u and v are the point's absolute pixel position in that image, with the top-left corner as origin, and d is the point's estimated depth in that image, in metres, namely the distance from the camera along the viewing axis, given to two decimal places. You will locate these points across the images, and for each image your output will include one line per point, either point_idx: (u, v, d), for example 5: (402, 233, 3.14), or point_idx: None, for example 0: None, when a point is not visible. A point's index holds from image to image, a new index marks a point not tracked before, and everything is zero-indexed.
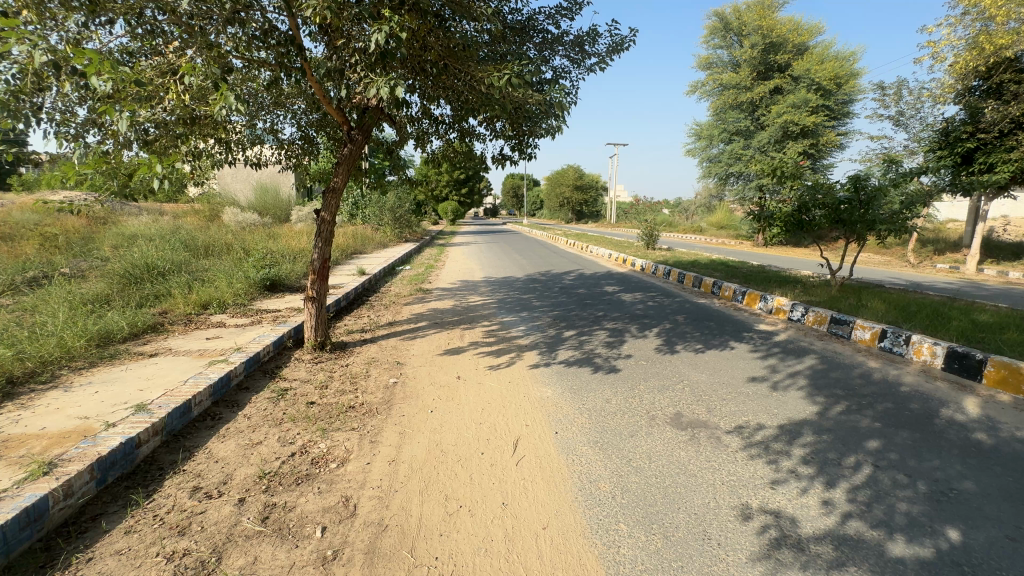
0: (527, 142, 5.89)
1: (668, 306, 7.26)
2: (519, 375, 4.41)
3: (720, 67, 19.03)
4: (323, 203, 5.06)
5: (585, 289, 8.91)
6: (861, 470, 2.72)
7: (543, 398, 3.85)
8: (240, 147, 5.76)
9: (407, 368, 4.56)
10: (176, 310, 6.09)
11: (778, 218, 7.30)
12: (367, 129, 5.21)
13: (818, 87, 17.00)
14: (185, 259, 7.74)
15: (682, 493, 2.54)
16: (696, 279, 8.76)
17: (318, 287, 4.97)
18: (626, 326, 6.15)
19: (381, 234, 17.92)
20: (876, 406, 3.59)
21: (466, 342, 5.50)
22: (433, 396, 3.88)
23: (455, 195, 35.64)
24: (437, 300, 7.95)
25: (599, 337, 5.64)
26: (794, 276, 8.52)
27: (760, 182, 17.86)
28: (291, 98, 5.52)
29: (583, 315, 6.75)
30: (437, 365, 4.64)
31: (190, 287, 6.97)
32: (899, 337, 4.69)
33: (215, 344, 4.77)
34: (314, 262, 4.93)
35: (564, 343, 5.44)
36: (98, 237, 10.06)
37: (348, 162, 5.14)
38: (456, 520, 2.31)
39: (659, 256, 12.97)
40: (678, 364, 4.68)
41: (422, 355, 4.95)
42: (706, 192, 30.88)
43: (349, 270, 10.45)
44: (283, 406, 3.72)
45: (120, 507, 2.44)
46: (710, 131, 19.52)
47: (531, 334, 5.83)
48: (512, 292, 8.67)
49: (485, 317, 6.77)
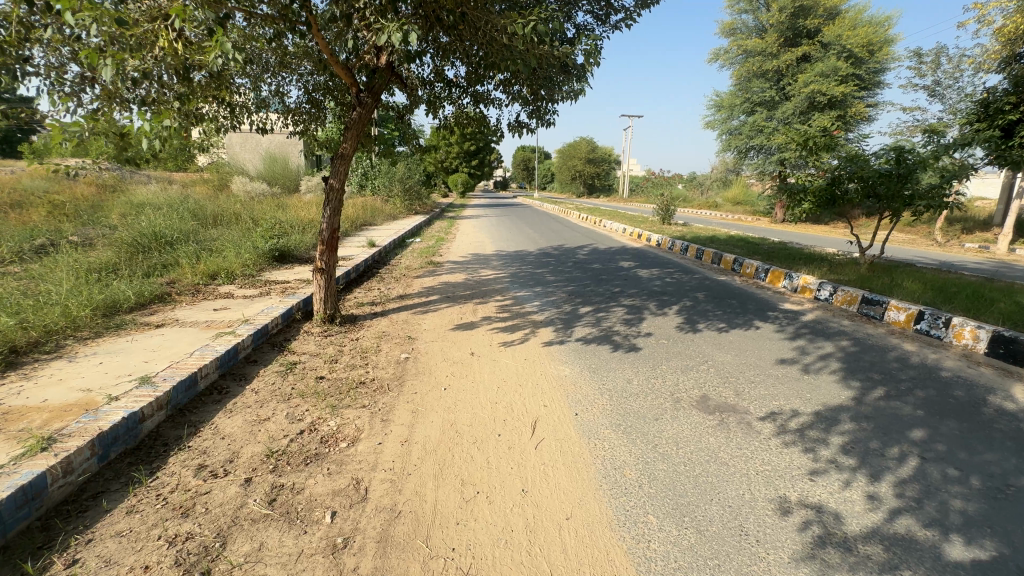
0: (545, 109, 5.59)
1: (687, 283, 7.01)
2: (536, 352, 4.24)
3: (745, 33, 18.10)
4: (331, 170, 4.82)
5: (600, 264, 8.67)
6: (907, 462, 2.53)
7: (562, 377, 3.68)
8: (246, 109, 5.52)
9: (419, 343, 4.41)
10: (184, 280, 5.97)
11: (811, 193, 6.87)
12: (376, 92, 4.92)
13: (849, 55, 16.17)
14: (192, 228, 7.61)
15: (713, 482, 2.37)
16: (716, 255, 8.46)
17: (327, 259, 4.80)
18: (645, 302, 5.94)
19: (391, 206, 17.69)
20: (916, 392, 3.37)
21: (479, 317, 5.32)
22: (447, 372, 3.73)
23: (465, 166, 35.12)
24: (448, 273, 7.77)
25: (617, 314, 5.44)
26: (819, 252, 8.20)
27: (782, 156, 17.23)
28: (297, 58, 5.23)
29: (599, 291, 6.53)
30: (450, 341, 4.48)
31: (198, 257, 6.85)
32: (938, 320, 4.43)
33: (223, 315, 4.66)
34: (322, 232, 4.77)
35: (581, 320, 5.24)
36: (107, 205, 9.94)
37: (358, 127, 4.86)
38: (474, 507, 2.18)
39: (675, 231, 12.61)
40: (701, 344, 4.48)
41: (434, 330, 4.79)
42: (723, 166, 30.02)
43: (358, 242, 10.26)
44: (291, 380, 3.60)
45: (121, 485, 2.33)
46: (731, 102, 18.78)
47: (546, 309, 5.65)
48: (525, 266, 8.44)
49: (498, 291, 6.56)
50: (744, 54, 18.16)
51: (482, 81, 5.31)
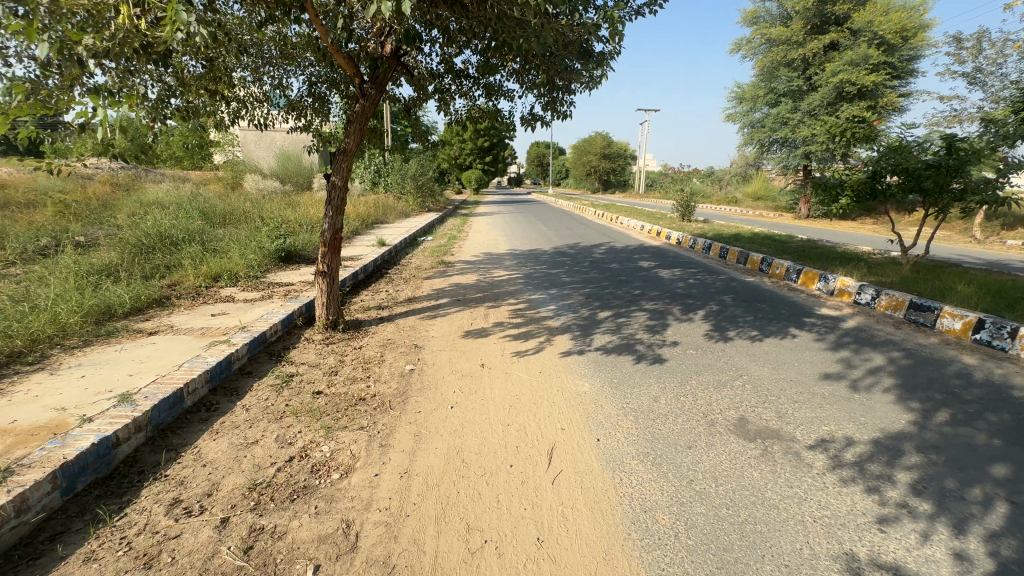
0: (561, 101, 5.25)
1: (713, 285, 6.58)
2: (551, 364, 3.89)
3: (768, 21, 17.38)
4: (333, 167, 4.53)
5: (618, 264, 8.27)
6: (994, 509, 2.12)
7: (581, 394, 3.33)
8: (245, 101, 5.24)
9: (425, 353, 4.09)
10: (186, 282, 5.77)
11: (849, 187, 6.35)
12: (381, 82, 4.60)
13: (881, 42, 15.42)
14: (199, 227, 7.44)
15: (763, 532, 2.01)
16: (742, 255, 8.01)
17: (330, 262, 4.54)
18: (669, 307, 5.55)
19: (403, 203, 17.49)
20: (987, 416, 2.94)
21: (491, 323, 4.98)
22: (455, 388, 3.40)
23: (479, 162, 34.84)
24: (459, 274, 7.46)
25: (639, 320, 5.06)
26: (854, 252, 7.69)
27: (808, 149, 16.58)
28: (299, 48, 4.95)
29: (619, 294, 6.15)
30: (458, 350, 4.15)
31: (202, 258, 6.64)
32: (1002, 329, 3.97)
33: (220, 320, 4.41)
34: (324, 232, 4.50)
35: (599, 326, 4.87)
36: (117, 204, 9.84)
37: (360, 120, 4.52)
38: (480, 560, 1.86)
39: (696, 228, 12.11)
40: (733, 355, 4.09)
41: (443, 338, 4.47)
42: (743, 160, 29.22)
43: (369, 240, 10.03)
44: (286, 396, 3.31)
45: (84, 525, 2.07)
46: (754, 93, 18.14)
47: (562, 314, 5.29)
48: (539, 266, 8.10)
49: (512, 293, 6.23)
50: (768, 43, 17.43)
51: (494, 69, 4.95)
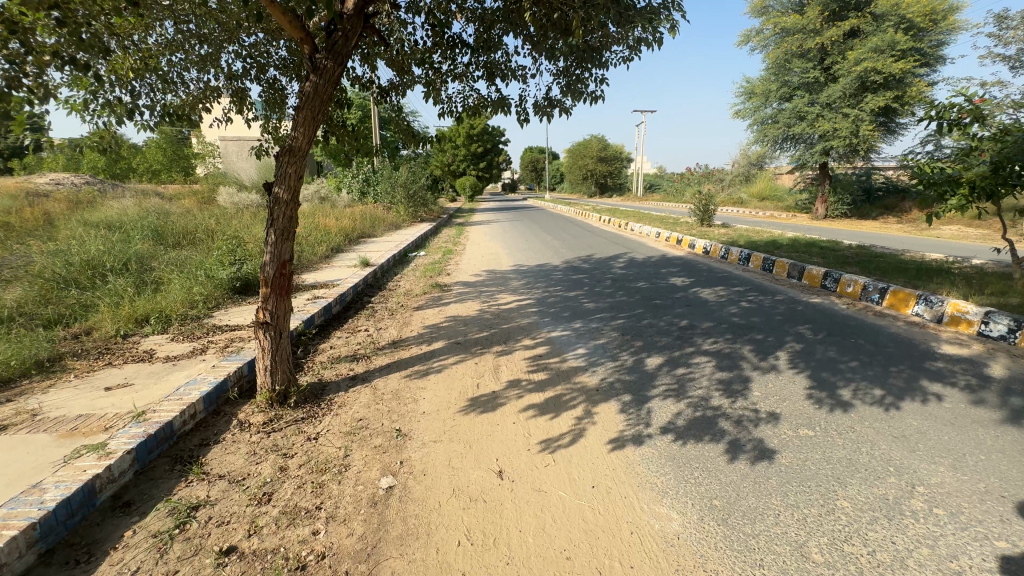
0: (584, 79, 3.96)
1: (777, 311, 5.24)
2: (605, 467, 2.52)
3: (780, 10, 16.21)
4: (275, 172, 3.16)
5: (646, 281, 6.93)
6: None
7: (678, 545, 1.96)
8: (162, 84, 3.86)
9: (411, 449, 2.71)
10: (100, 329, 4.40)
11: (964, 181, 4.65)
12: (339, 50, 3.20)
13: (908, 26, 14.24)
14: (135, 253, 6.06)
15: None
16: (794, 268, 6.70)
17: (275, 308, 3.20)
18: (736, 347, 4.20)
19: (393, 214, 16.16)
20: None
21: (503, 382, 3.61)
22: (459, 535, 2.03)
23: (472, 169, 33.44)
24: (457, 301, 6.10)
25: (704, 372, 3.71)
26: (932, 263, 6.41)
27: (829, 144, 15.50)
28: (233, 16, 3.62)
29: (663, 328, 4.80)
30: (462, 442, 2.77)
31: (131, 292, 5.26)
32: None
33: (111, 401, 3.03)
34: (265, 266, 3.16)
35: (655, 385, 3.50)
36: (55, 226, 8.43)
37: (312, 105, 3.15)
38: None
39: (721, 235, 10.78)
40: (875, 438, 2.72)
41: (438, 415, 3.10)
42: (747, 159, 28.08)
43: (350, 260, 8.66)
44: (174, 561, 1.94)
45: None
46: (765, 87, 16.97)
47: (597, 363, 3.95)
48: (553, 288, 6.75)
49: (525, 330, 4.86)
50: (780, 33, 16.22)
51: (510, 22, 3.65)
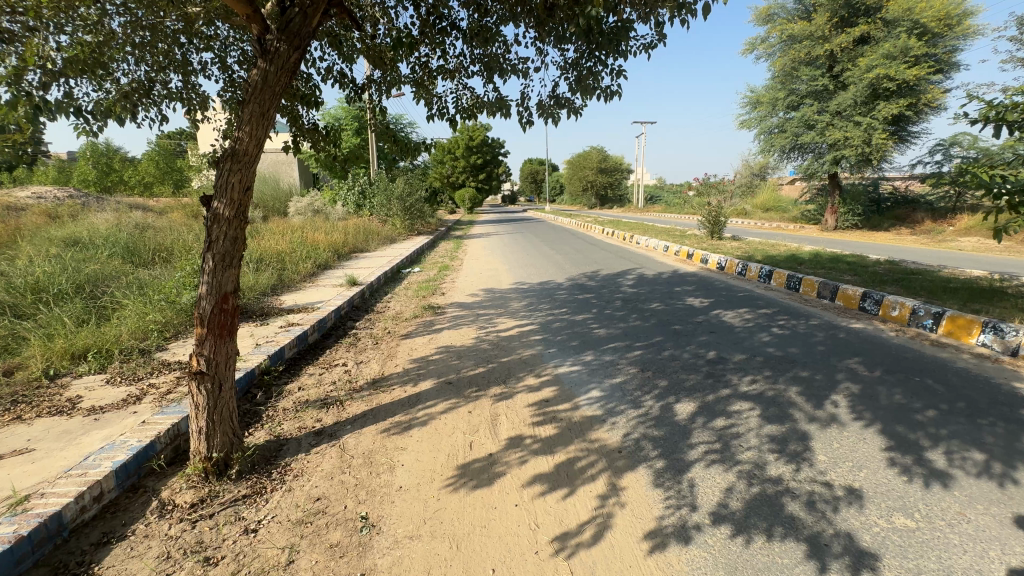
0: (596, 71, 3.33)
1: (818, 340, 4.55)
2: None
3: (786, 17, 15.79)
4: (214, 182, 2.47)
5: (660, 302, 6.26)
6: None
7: None
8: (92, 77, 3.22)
9: (377, 553, 2.00)
10: (25, 368, 3.72)
11: None
12: (297, 31, 2.55)
13: (921, 31, 13.79)
14: (90, 276, 5.40)
15: None
16: (826, 287, 6.04)
17: (212, 353, 2.51)
18: (782, 389, 3.51)
19: (388, 227, 15.56)
20: None
21: (503, 439, 2.92)
22: None
23: (472, 180, 32.93)
24: (451, 327, 5.42)
25: (750, 424, 3.01)
26: (980, 282, 5.76)
27: (840, 154, 14.94)
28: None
29: (689, 363, 4.10)
30: (446, 541, 2.06)
31: (76, 321, 4.58)
32: None
33: None
34: (201, 301, 2.49)
35: (692, 445, 2.79)
36: (20, 242, 7.79)
37: (262, 98, 2.48)
38: None
39: (734, 248, 10.15)
40: (1001, 535, 2.02)
41: (419, 493, 2.40)
42: (750, 169, 27.59)
43: (337, 278, 8.01)
44: None
45: None
46: (772, 96, 16.45)
47: (617, 411, 3.25)
48: (558, 310, 6.07)
49: (528, 365, 4.17)
50: (787, 41, 15.76)
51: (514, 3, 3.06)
